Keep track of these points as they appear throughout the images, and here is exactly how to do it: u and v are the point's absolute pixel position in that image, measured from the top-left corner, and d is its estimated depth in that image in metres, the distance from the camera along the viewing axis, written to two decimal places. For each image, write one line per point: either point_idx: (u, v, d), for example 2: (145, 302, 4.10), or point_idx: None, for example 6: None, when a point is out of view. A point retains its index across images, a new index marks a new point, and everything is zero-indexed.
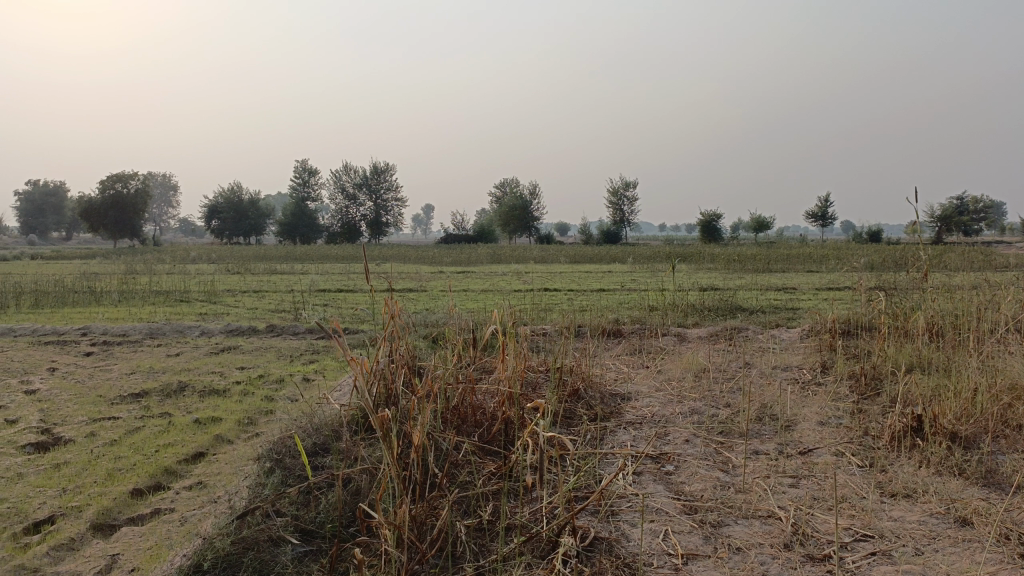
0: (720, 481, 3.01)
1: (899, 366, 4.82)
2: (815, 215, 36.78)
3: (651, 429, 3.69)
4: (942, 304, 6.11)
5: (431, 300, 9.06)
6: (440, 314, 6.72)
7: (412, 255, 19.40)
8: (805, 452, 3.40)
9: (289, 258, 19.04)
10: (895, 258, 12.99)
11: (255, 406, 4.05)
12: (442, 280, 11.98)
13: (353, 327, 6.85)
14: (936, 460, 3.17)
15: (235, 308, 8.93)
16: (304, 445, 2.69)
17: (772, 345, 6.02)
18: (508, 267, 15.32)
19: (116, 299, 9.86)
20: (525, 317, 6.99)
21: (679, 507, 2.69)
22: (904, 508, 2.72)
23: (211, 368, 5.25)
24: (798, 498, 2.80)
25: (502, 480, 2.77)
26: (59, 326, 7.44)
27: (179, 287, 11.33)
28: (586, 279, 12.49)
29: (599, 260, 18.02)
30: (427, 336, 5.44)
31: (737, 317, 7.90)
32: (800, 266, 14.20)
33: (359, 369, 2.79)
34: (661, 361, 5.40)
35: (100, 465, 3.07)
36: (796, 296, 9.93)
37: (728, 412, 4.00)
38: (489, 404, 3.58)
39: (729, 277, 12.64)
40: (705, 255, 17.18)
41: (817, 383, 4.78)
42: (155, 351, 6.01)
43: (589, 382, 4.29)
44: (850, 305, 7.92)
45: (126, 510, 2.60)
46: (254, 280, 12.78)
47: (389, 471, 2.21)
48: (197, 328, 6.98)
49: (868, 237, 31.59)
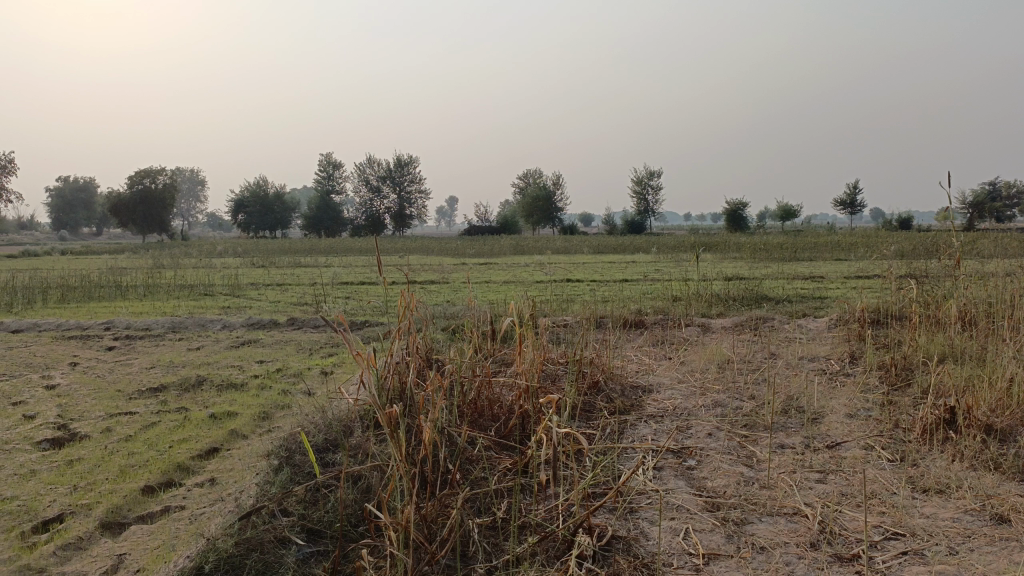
0: (744, 476, 2.91)
1: (931, 356, 4.67)
2: (843, 202, 36.17)
3: (673, 423, 3.60)
4: (976, 292, 5.93)
5: (452, 292, 9.00)
6: (461, 306, 6.66)
7: (435, 247, 19.36)
8: (832, 445, 3.29)
9: (312, 251, 19.09)
10: (927, 246, 12.73)
11: (271, 400, 4.02)
12: (463, 271, 11.92)
13: (373, 319, 6.82)
14: (970, 453, 3.04)
15: (257, 302, 8.94)
16: (314, 440, 2.64)
17: (799, 335, 5.88)
18: (530, 258, 15.22)
19: (140, 294, 9.91)
20: (546, 309, 6.90)
21: (700, 504, 2.60)
22: (936, 504, 2.60)
23: (230, 362, 5.23)
24: (825, 495, 2.69)
25: (518, 476, 2.70)
26: (84, 320, 7.50)
27: (203, 281, 11.37)
28: (609, 270, 12.38)
29: (623, 250, 17.84)
30: (447, 328, 5.39)
31: (763, 306, 7.75)
32: (828, 254, 13.94)
33: (364, 363, 2.73)
34: (684, 352, 5.29)
35: (113, 461, 3.06)
36: (824, 284, 9.74)
37: (752, 404, 3.89)
38: (506, 397, 3.52)
39: (755, 266, 12.46)
40: (730, 243, 16.93)
41: (845, 374, 4.64)
42: (176, 345, 6.02)
43: (609, 374, 4.22)
44: (880, 293, 7.73)
45: (136, 507, 2.57)
46: (277, 274, 12.82)
47: (398, 469, 2.16)
48: (218, 321, 6.99)
49: (898, 223, 31.05)
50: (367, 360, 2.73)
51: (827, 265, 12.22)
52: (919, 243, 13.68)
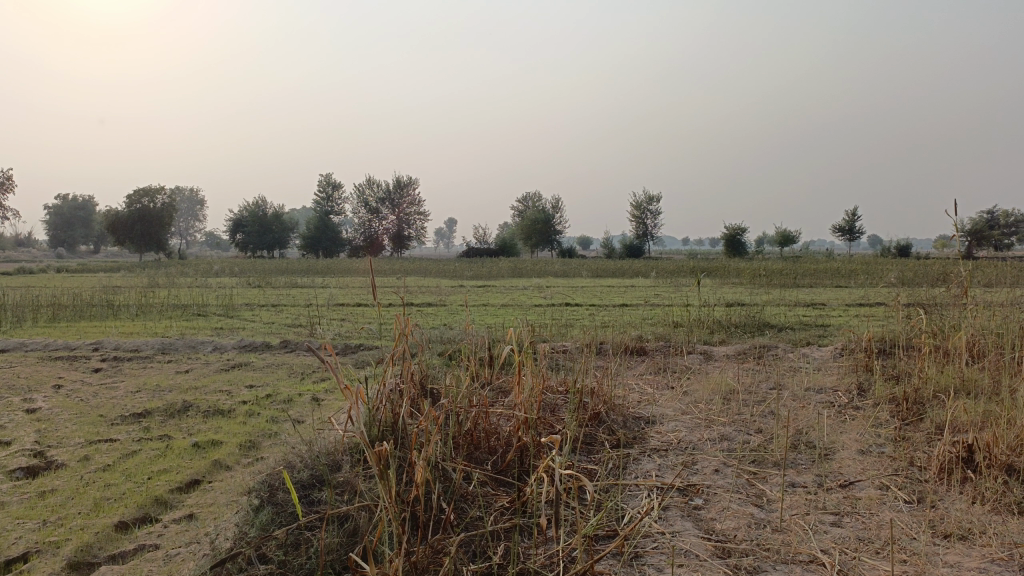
0: (754, 518, 2.75)
1: (943, 390, 4.52)
2: (841, 228, 36.20)
3: (678, 457, 3.45)
4: (984, 322, 5.79)
5: (449, 315, 8.85)
6: (458, 330, 6.51)
7: (432, 270, 19.21)
8: (846, 484, 3.13)
9: (309, 272, 18.91)
10: (928, 273, 12.64)
11: (259, 428, 3.86)
12: (461, 294, 11.80)
13: (367, 343, 6.66)
14: (991, 496, 2.88)
15: (251, 323, 8.79)
16: (298, 474, 2.47)
17: (804, 365, 5.73)
18: (529, 281, 15.10)
19: (132, 314, 9.76)
20: (545, 334, 6.76)
21: (710, 549, 2.46)
22: (960, 552, 2.44)
23: (219, 386, 5.06)
24: (841, 541, 2.53)
25: (516, 516, 2.54)
26: (73, 340, 7.34)
27: (197, 301, 11.23)
28: (608, 294, 12.24)
29: (622, 274, 17.73)
30: (443, 353, 5.24)
31: (765, 334, 7.60)
32: (828, 281, 13.84)
33: (353, 397, 2.58)
34: (687, 382, 5.14)
35: (88, 493, 2.89)
36: (827, 312, 9.60)
37: (760, 439, 3.74)
38: (504, 428, 3.37)
39: (755, 292, 12.33)
40: (730, 269, 16.81)
41: (855, 407, 4.49)
42: (164, 367, 5.85)
43: (611, 405, 4.07)
44: (884, 322, 7.60)
45: (108, 546, 2.41)
46: (273, 294, 12.68)
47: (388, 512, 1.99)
48: (210, 343, 6.83)
49: (896, 250, 31.00)
50: (355, 394, 2.58)
51: (829, 292, 12.09)
52: (921, 272, 13.59)
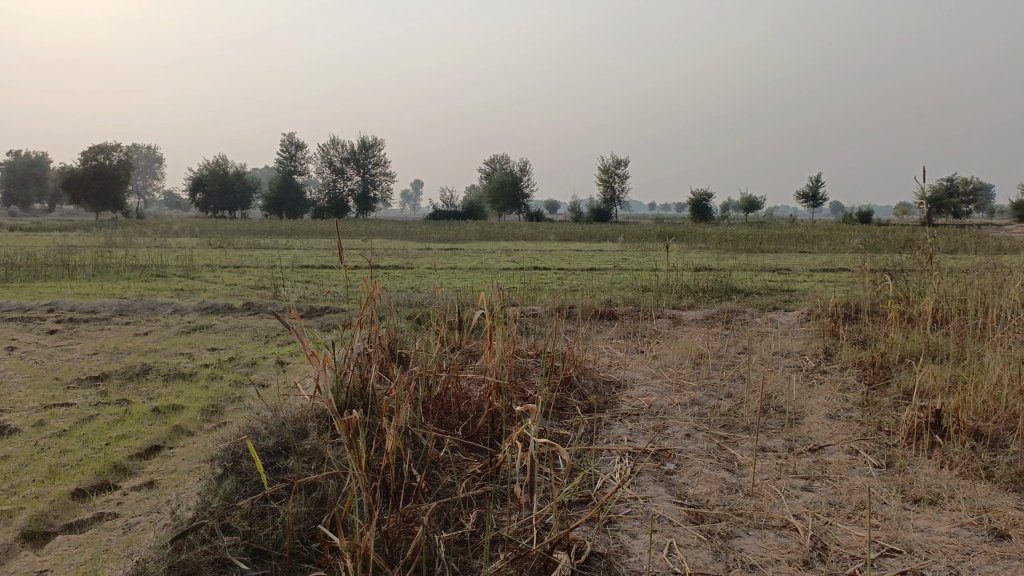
0: (726, 483, 2.74)
1: (908, 355, 4.57)
2: (806, 194, 36.54)
3: (649, 422, 3.44)
4: (948, 289, 5.87)
5: (416, 278, 8.74)
6: (426, 293, 6.42)
7: (399, 232, 18.96)
8: (815, 449, 3.14)
9: (272, 233, 18.56)
10: (890, 241, 12.80)
11: (223, 392, 3.76)
12: (428, 257, 11.65)
13: (333, 306, 6.54)
14: (959, 461, 2.90)
15: (213, 284, 8.59)
16: (263, 441, 2.38)
17: (771, 330, 5.76)
18: (496, 245, 15.00)
19: (89, 274, 9.47)
20: (514, 298, 6.71)
21: (683, 514, 2.44)
22: (930, 517, 2.45)
23: (180, 349, 4.92)
24: (812, 506, 2.54)
25: (489, 482, 2.50)
26: (26, 301, 7.10)
27: (157, 261, 10.94)
28: (576, 258, 12.20)
29: (589, 238, 17.69)
30: (412, 317, 5.15)
31: (733, 299, 7.63)
32: (792, 247, 13.97)
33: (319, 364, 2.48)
34: (656, 346, 5.13)
35: (42, 459, 2.78)
36: (792, 277, 9.68)
37: (731, 403, 3.74)
38: (475, 393, 3.32)
39: (722, 257, 12.39)
40: (696, 234, 16.87)
41: (822, 371, 4.52)
42: (123, 329, 5.69)
43: (582, 369, 4.03)
44: (849, 287, 7.67)
45: (64, 515, 2.31)
46: (235, 255, 12.43)
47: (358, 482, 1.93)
48: (170, 305, 6.65)
49: (857, 217, 31.38)
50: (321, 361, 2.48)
51: (794, 258, 12.19)
52: (882, 238, 13.75)
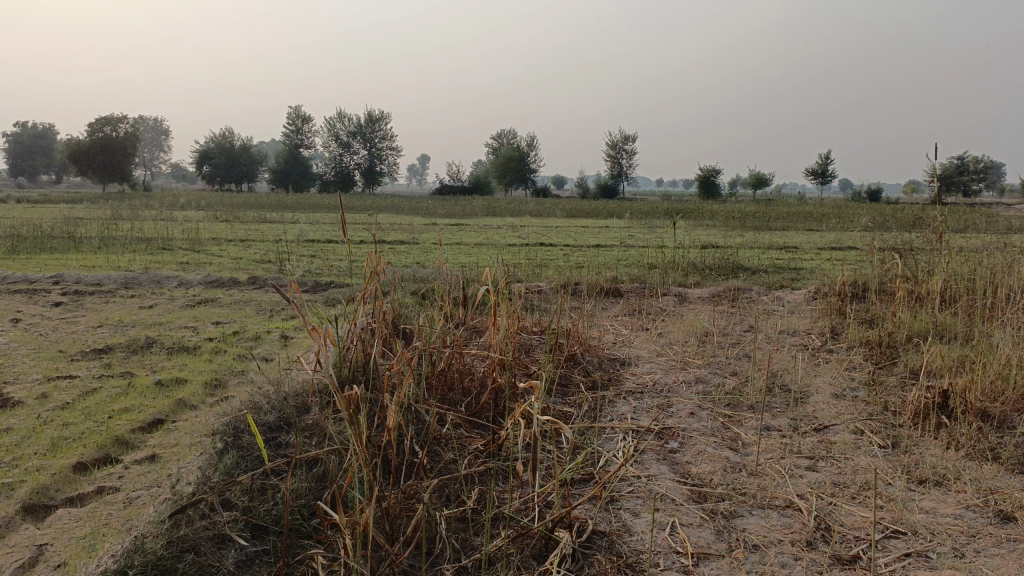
0: (730, 462, 2.73)
1: (915, 334, 4.54)
2: (815, 172, 36.25)
3: (653, 400, 3.42)
4: (957, 268, 5.81)
5: (422, 253, 8.71)
6: (431, 269, 6.39)
7: (405, 207, 18.87)
8: (820, 428, 3.12)
9: (279, 207, 18.53)
10: (900, 220, 12.69)
11: (226, 366, 3.75)
12: (434, 232, 11.61)
13: (337, 281, 6.52)
14: (965, 442, 2.88)
15: (218, 258, 8.58)
16: (264, 417, 2.37)
17: (778, 308, 5.72)
18: (503, 220, 14.94)
19: (95, 246, 9.47)
20: (519, 274, 6.68)
21: (686, 493, 2.43)
22: (935, 498, 2.44)
23: (184, 323, 4.92)
24: (817, 486, 2.52)
25: (491, 459, 2.48)
26: (32, 273, 7.11)
27: (163, 234, 10.93)
28: (582, 234, 12.14)
29: (596, 214, 17.60)
30: (416, 292, 5.13)
31: (739, 277, 7.58)
32: (800, 225, 13.86)
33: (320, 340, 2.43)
34: (662, 323, 5.10)
35: (45, 432, 2.78)
36: (799, 255, 9.61)
37: (736, 381, 3.72)
38: (479, 369, 3.30)
39: (729, 234, 12.31)
40: (703, 211, 16.78)
41: (828, 350, 4.49)
42: (128, 302, 5.68)
43: (586, 346, 4.01)
44: (857, 266, 7.61)
45: (66, 488, 2.31)
46: (241, 229, 12.40)
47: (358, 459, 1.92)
48: (175, 278, 6.64)
49: (867, 195, 31.13)
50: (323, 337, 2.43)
51: (802, 235, 12.10)
52: (891, 217, 13.63)
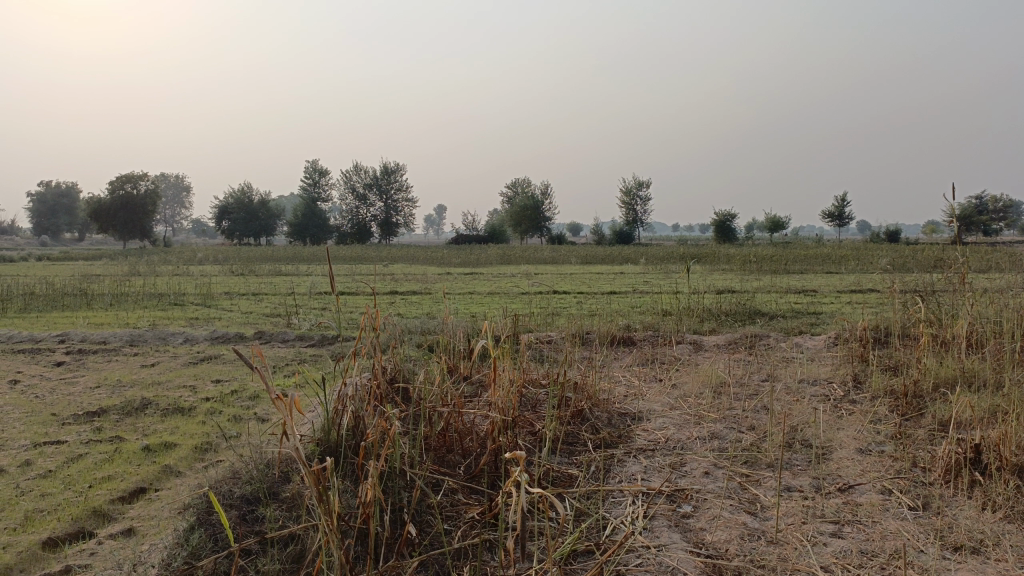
0: (747, 528, 2.53)
1: (942, 381, 4.32)
2: (832, 215, 36.05)
3: (665, 458, 3.23)
4: (983, 311, 5.59)
5: (432, 304, 8.60)
6: (438, 321, 6.25)
7: (420, 256, 18.86)
8: (845, 488, 2.92)
9: (294, 259, 18.61)
10: (921, 261, 12.45)
11: (220, 427, 3.61)
12: (446, 282, 11.52)
13: (345, 333, 6.40)
14: (1003, 502, 2.65)
15: (228, 313, 8.51)
16: (242, 487, 2.21)
17: (797, 355, 5.51)
18: (517, 268, 14.86)
19: (106, 303, 9.45)
20: (529, 324, 6.52)
21: (699, 566, 2.24)
22: (974, 568, 2.22)
23: (183, 382, 4.79)
24: (841, 555, 2.31)
25: (487, 530, 2.31)
26: (39, 331, 7.04)
27: (176, 290, 10.92)
28: (597, 281, 11.98)
29: (610, 261, 17.47)
30: (421, 346, 4.98)
31: (757, 323, 7.38)
32: (818, 267, 13.65)
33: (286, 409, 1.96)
34: (676, 374, 4.91)
35: (20, 504, 2.64)
36: (818, 299, 9.39)
37: (753, 437, 3.52)
38: (479, 428, 3.14)
39: (746, 279, 12.10)
40: (719, 255, 16.61)
41: (851, 401, 4.27)
42: (130, 361, 5.58)
43: (595, 400, 3.84)
44: (877, 310, 7.40)
45: (31, 568, 2.16)
46: (254, 282, 12.37)
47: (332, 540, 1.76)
48: (181, 335, 6.55)
49: (886, 237, 30.80)
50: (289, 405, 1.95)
51: (820, 278, 11.88)
52: (911, 258, 13.40)
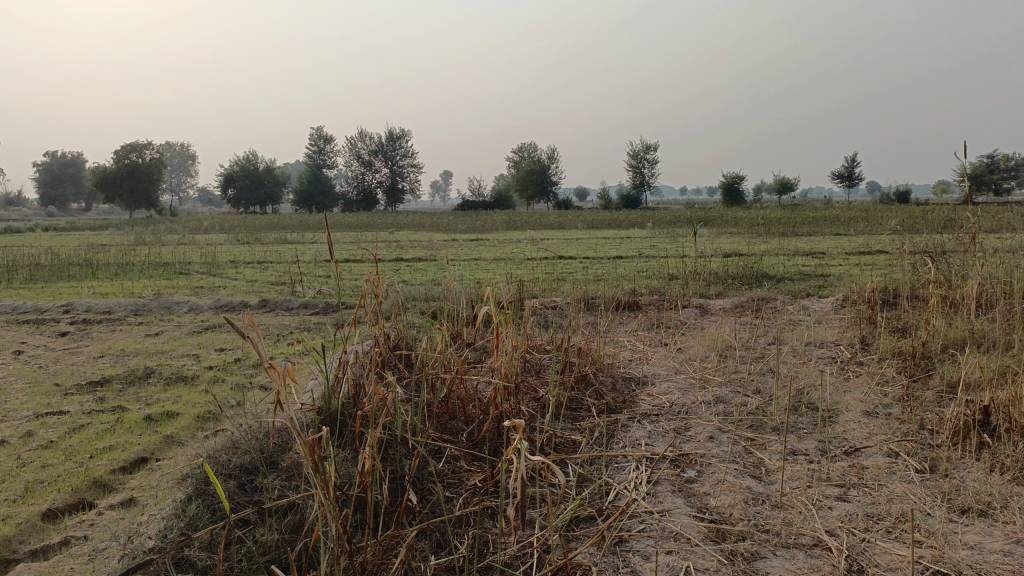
0: (751, 493, 2.50)
1: (950, 343, 4.27)
2: (841, 176, 35.67)
3: (670, 424, 3.20)
4: (993, 271, 5.52)
5: (437, 271, 8.55)
6: (442, 287, 6.21)
7: (426, 223, 18.78)
8: (851, 451, 2.88)
9: (300, 227, 18.56)
10: (931, 221, 12.30)
11: (222, 396, 3.60)
12: (452, 248, 11.46)
13: (348, 300, 6.37)
14: (1012, 464, 2.61)
15: (233, 281, 8.49)
16: (241, 457, 2.19)
17: (804, 318, 5.46)
18: (523, 234, 14.77)
19: (112, 273, 9.44)
20: (534, 289, 6.47)
21: (703, 531, 2.22)
22: (980, 531, 2.19)
23: (187, 351, 4.78)
24: (847, 519, 2.29)
25: (488, 497, 2.29)
26: (44, 302, 7.04)
27: (181, 259, 10.90)
28: (604, 246, 11.90)
29: (617, 225, 17.34)
30: (424, 312, 4.94)
31: (764, 286, 7.31)
32: (826, 229, 13.51)
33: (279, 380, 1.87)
34: (681, 338, 4.87)
35: (21, 475, 2.64)
36: (826, 261, 9.30)
37: (758, 401, 3.49)
38: (482, 395, 3.11)
39: (754, 242, 11.99)
40: (727, 218, 16.47)
41: (858, 363, 4.23)
42: (134, 331, 5.57)
43: (600, 365, 3.81)
44: (886, 272, 7.31)
45: (32, 539, 2.16)
46: (259, 250, 12.33)
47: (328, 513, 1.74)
48: (185, 304, 6.54)
49: (896, 197, 30.43)
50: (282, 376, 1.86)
51: (829, 241, 11.75)
52: (921, 218, 13.25)
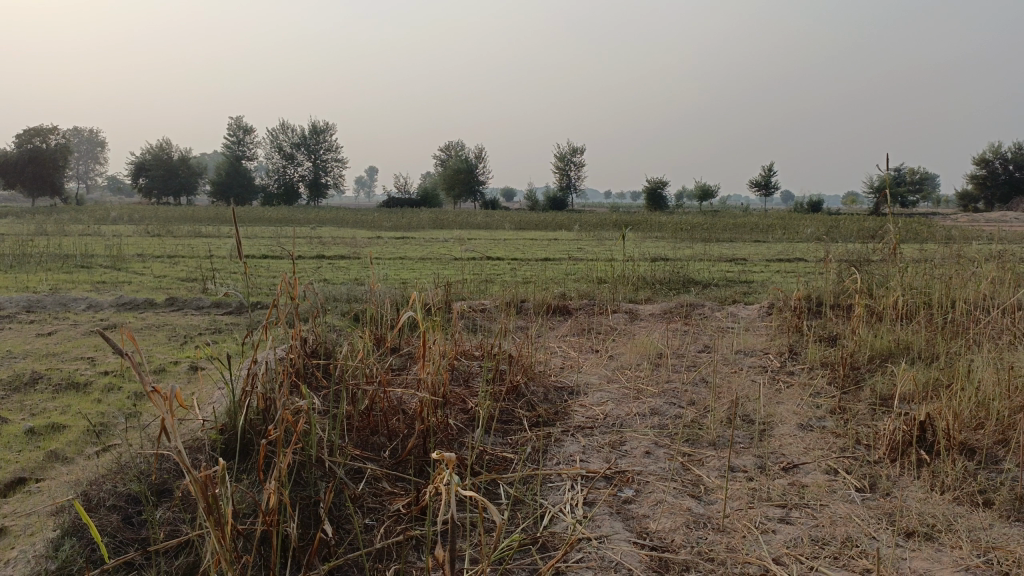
0: (691, 514, 2.37)
1: (876, 354, 4.27)
2: (759, 184, 36.74)
3: (604, 437, 3.06)
4: (913, 279, 5.61)
5: (360, 270, 8.24)
6: (362, 287, 5.94)
7: (349, 219, 18.29)
8: (790, 468, 2.80)
9: (217, 221, 17.80)
10: (848, 231, 12.65)
11: (118, 406, 3.26)
12: (376, 246, 11.13)
13: (263, 300, 6.01)
14: (951, 483, 2.57)
15: (139, 276, 7.96)
16: (128, 487, 1.92)
17: (732, 325, 5.43)
18: (449, 233, 14.49)
19: (4, 266, 8.73)
20: (461, 291, 6.26)
21: (644, 560, 2.08)
22: (928, 556, 2.11)
23: (82, 353, 4.37)
24: (792, 545, 2.18)
25: (413, 526, 2.09)
26: None
27: (83, 251, 10.19)
28: (530, 248, 11.77)
29: (544, 226, 17.29)
30: (346, 315, 4.67)
31: (690, 292, 7.29)
32: (747, 236, 13.75)
33: (164, 405, 1.55)
34: (612, 345, 4.75)
35: None
36: (749, 267, 9.40)
37: (695, 413, 3.38)
38: (408, 406, 2.89)
39: (678, 246, 12.09)
40: (652, 222, 16.61)
41: (789, 373, 4.19)
42: (24, 330, 5.09)
43: (531, 374, 3.62)
44: (808, 280, 7.41)
45: None
46: (170, 244, 11.69)
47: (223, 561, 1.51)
48: (84, 301, 6.05)
49: (810, 207, 31.43)
50: (168, 400, 1.53)
51: (750, 247, 11.93)
52: (837, 227, 13.64)
